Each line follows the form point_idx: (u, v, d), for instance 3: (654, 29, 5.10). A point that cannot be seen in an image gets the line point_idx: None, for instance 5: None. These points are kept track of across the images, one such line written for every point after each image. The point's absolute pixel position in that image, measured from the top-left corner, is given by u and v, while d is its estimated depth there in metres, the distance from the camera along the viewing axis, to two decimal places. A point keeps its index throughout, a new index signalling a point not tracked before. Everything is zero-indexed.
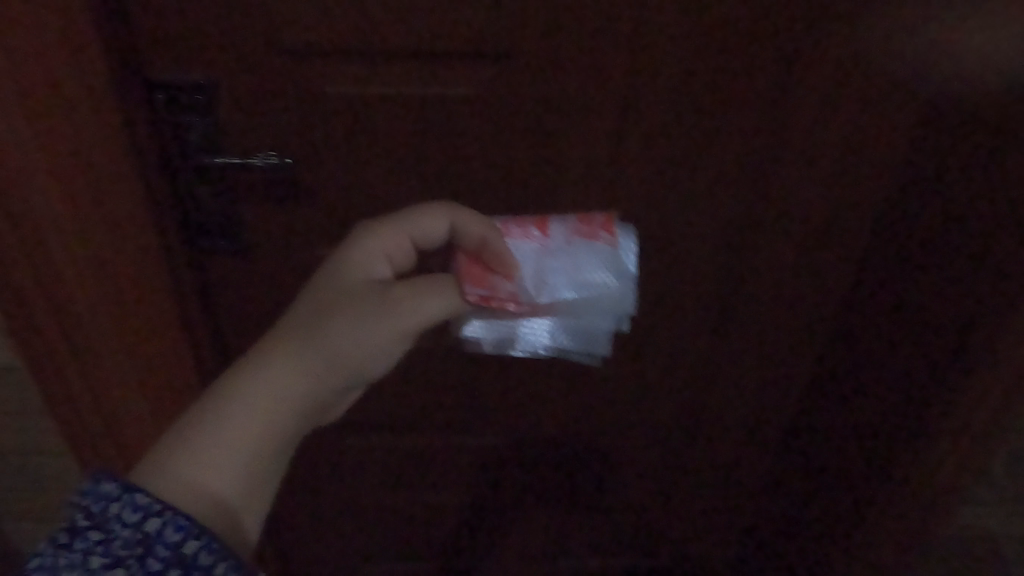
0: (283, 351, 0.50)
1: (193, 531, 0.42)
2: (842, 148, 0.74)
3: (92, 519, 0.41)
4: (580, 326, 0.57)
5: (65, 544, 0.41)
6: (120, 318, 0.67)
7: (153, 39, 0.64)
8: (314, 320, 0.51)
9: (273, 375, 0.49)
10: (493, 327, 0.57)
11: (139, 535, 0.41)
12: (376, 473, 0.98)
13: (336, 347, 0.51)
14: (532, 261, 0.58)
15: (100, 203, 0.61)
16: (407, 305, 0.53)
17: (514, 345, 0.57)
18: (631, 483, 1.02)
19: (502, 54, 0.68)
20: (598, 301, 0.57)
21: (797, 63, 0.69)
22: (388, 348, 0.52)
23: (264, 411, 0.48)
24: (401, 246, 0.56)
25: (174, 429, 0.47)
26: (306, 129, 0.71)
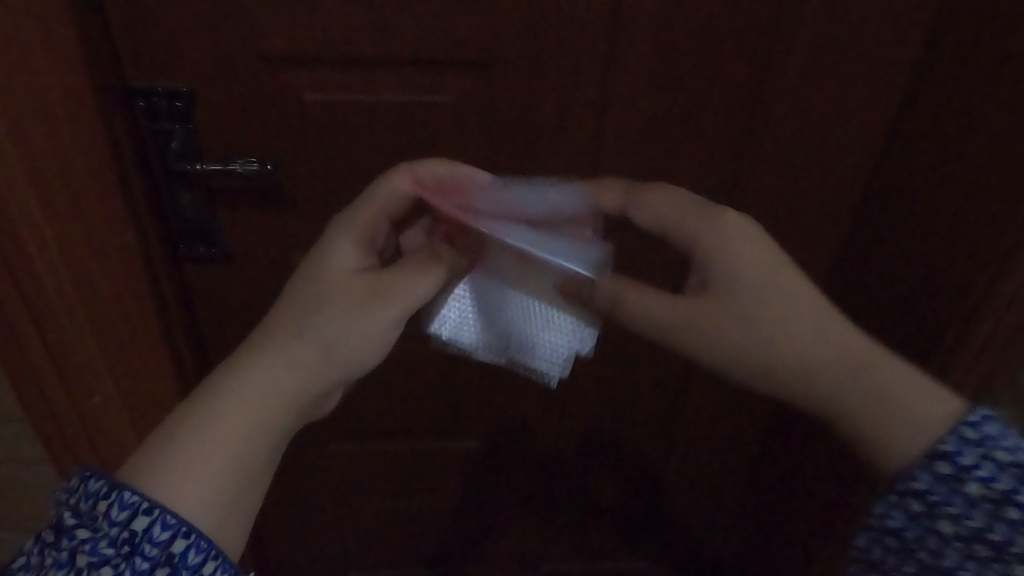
0: (267, 352, 0.50)
1: (182, 529, 0.42)
2: (808, 147, 0.77)
3: (79, 515, 0.42)
4: (542, 330, 0.58)
5: (51, 544, 0.42)
6: (105, 332, 0.66)
7: (135, 50, 0.65)
8: (295, 319, 0.51)
9: (267, 364, 0.49)
10: (457, 321, 0.58)
11: (126, 533, 0.41)
12: (354, 479, 0.98)
13: (329, 334, 0.51)
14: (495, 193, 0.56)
15: (81, 211, 0.61)
16: (393, 298, 0.53)
17: (490, 318, 0.58)
18: (606, 482, 1.04)
19: (478, 62, 0.69)
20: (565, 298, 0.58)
21: (760, 68, 0.72)
22: (380, 334, 0.52)
23: (249, 409, 0.48)
24: (377, 223, 0.57)
25: (168, 422, 0.47)
26: (289, 137, 0.71)
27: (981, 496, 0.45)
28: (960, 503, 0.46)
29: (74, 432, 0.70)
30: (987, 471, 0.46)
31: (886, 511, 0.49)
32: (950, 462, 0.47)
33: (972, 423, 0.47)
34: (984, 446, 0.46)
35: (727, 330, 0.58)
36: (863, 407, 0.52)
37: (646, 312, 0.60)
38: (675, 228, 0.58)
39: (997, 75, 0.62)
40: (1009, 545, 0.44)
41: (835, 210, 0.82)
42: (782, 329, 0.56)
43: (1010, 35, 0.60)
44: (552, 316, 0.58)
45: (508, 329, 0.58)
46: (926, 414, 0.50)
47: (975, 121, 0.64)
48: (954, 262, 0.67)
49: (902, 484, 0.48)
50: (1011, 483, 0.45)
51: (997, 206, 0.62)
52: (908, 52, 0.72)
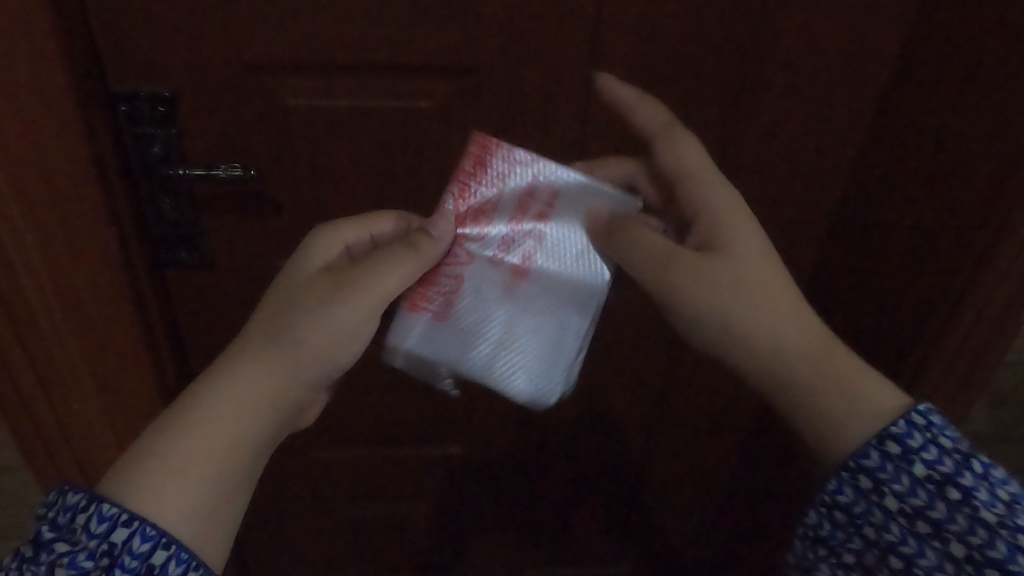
0: (236, 365, 0.50)
1: (162, 540, 0.42)
2: (784, 156, 0.78)
3: (59, 530, 0.42)
4: (522, 364, 0.55)
5: (30, 560, 0.42)
6: (86, 337, 0.66)
7: (117, 53, 0.64)
8: (268, 332, 0.51)
9: (245, 368, 0.50)
10: (434, 332, 0.54)
11: (105, 545, 0.42)
12: (338, 485, 0.98)
13: (302, 333, 0.51)
14: (498, 215, 0.55)
15: (64, 216, 0.60)
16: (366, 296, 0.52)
17: (469, 318, 0.55)
18: (589, 486, 1.04)
19: (460, 69, 0.70)
20: (557, 330, 0.56)
21: (739, 78, 0.73)
22: (351, 326, 0.51)
23: (217, 419, 0.47)
24: (360, 241, 0.57)
25: (147, 433, 0.47)
26: (271, 142, 0.71)
27: (925, 478, 0.47)
28: (905, 481, 0.47)
29: (53, 439, 0.70)
30: (931, 454, 0.47)
31: (838, 486, 0.50)
32: (898, 443, 0.48)
33: (918, 410, 0.49)
34: (930, 431, 0.48)
35: (708, 277, 0.56)
36: (839, 402, 0.52)
37: (626, 258, 0.57)
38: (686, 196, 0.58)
39: (969, 87, 0.63)
40: (948, 523, 0.46)
41: (816, 218, 0.83)
42: (775, 299, 0.56)
43: (983, 47, 0.62)
44: (537, 351, 0.56)
45: (485, 351, 0.55)
46: (877, 407, 0.51)
47: (947, 130, 0.66)
48: (927, 265, 0.68)
49: (854, 461, 0.49)
50: (953, 466, 0.47)
51: (974, 213, 0.63)
52: (885, 62, 0.73)
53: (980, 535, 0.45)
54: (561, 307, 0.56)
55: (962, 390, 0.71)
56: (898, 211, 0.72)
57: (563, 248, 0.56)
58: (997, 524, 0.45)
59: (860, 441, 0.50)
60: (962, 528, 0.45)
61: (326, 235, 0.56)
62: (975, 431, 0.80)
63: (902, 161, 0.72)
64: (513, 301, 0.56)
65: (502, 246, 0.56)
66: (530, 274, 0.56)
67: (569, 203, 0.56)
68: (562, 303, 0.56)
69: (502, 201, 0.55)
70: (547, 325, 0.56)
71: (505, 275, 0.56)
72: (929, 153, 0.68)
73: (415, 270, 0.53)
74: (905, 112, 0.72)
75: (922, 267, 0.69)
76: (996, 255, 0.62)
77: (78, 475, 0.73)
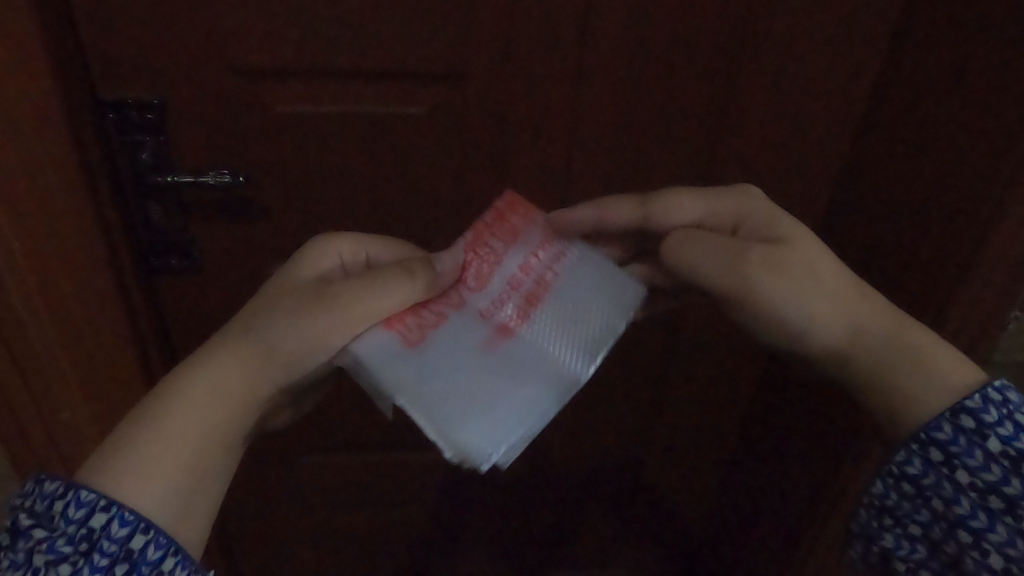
0: (210, 358, 0.50)
1: (141, 525, 0.42)
2: (771, 158, 0.79)
3: (36, 517, 0.42)
4: (459, 413, 0.47)
5: (8, 547, 0.42)
6: (74, 342, 0.66)
7: (106, 61, 0.65)
8: (246, 331, 0.51)
9: (217, 360, 0.50)
10: (394, 351, 0.49)
11: (83, 531, 0.41)
12: (332, 489, 0.98)
13: (276, 336, 0.50)
14: (505, 272, 0.54)
15: (52, 223, 0.61)
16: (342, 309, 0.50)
17: (431, 351, 0.50)
18: (582, 487, 1.05)
19: (450, 76, 0.70)
20: (519, 393, 0.49)
21: (725, 82, 0.74)
22: (322, 340, 0.49)
23: (189, 411, 0.48)
24: (354, 257, 0.56)
25: (128, 414, 0.48)
26: (262, 150, 0.71)
27: (1000, 452, 0.47)
28: (979, 455, 0.48)
29: (42, 445, 0.70)
30: (1007, 430, 0.47)
31: (907, 458, 0.51)
32: (972, 417, 0.48)
33: (995, 384, 0.49)
34: (1006, 407, 0.48)
35: (788, 277, 0.55)
36: (911, 373, 0.52)
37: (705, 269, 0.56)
38: (713, 215, 0.60)
39: (951, 90, 0.64)
40: (1023, 498, 0.46)
41: (806, 220, 0.84)
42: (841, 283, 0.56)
43: (966, 51, 0.62)
44: (480, 403, 0.48)
45: (430, 385, 0.48)
46: (952, 379, 0.51)
47: (930, 132, 0.66)
48: (913, 266, 0.69)
49: (925, 434, 0.50)
50: None
51: (955, 215, 0.64)
52: (871, 66, 0.73)
53: None
54: (530, 372, 0.50)
55: None
56: (884, 212, 0.73)
57: (559, 316, 0.52)
58: None
59: (932, 412, 0.50)
60: None
61: (322, 245, 0.56)
62: None
63: (888, 163, 0.72)
64: (486, 349, 0.51)
65: (497, 298, 0.53)
66: (515, 334, 0.52)
67: (574, 274, 0.54)
68: (535, 366, 0.50)
69: (512, 258, 0.54)
70: (504, 384, 0.49)
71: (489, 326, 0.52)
72: (913, 155, 0.68)
73: (404, 294, 0.51)
74: (891, 116, 0.72)
75: (908, 267, 0.69)
76: (981, 256, 0.63)
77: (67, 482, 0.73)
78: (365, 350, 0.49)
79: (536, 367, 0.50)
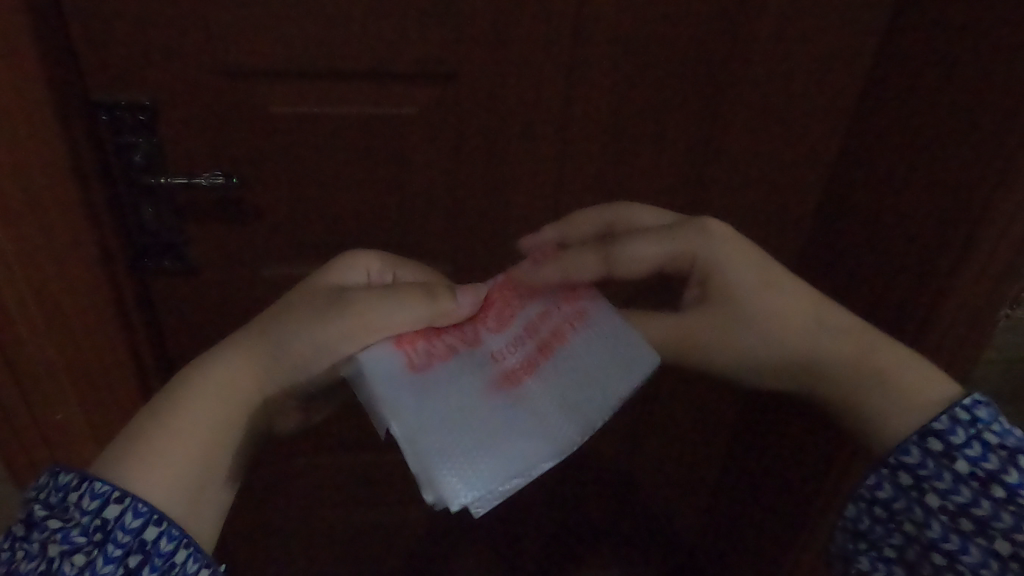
0: (223, 358, 0.50)
1: (153, 517, 0.42)
2: (761, 158, 0.79)
3: (51, 508, 0.42)
4: (451, 458, 0.46)
5: (22, 538, 0.41)
6: (67, 344, 0.65)
7: (98, 61, 0.64)
8: (260, 334, 0.51)
9: (229, 361, 0.50)
10: (400, 378, 0.49)
11: (97, 522, 0.41)
12: (325, 491, 0.98)
13: (286, 340, 0.50)
14: (525, 319, 0.53)
15: (43, 224, 0.60)
16: (352, 316, 0.49)
17: (431, 380, 0.49)
18: (576, 489, 1.05)
19: (441, 76, 0.70)
20: (512, 449, 0.47)
21: (715, 81, 0.74)
22: (330, 347, 0.49)
23: (198, 409, 0.48)
24: (379, 272, 0.56)
25: (140, 411, 0.48)
26: (253, 151, 0.71)
27: (969, 474, 0.47)
28: (948, 478, 0.47)
29: (34, 449, 0.69)
30: (975, 450, 0.47)
31: (877, 482, 0.50)
32: (940, 440, 0.48)
33: (961, 404, 0.48)
34: (974, 427, 0.47)
35: (724, 337, 0.58)
36: (877, 394, 0.52)
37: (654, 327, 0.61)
38: (669, 258, 0.56)
39: (938, 88, 0.64)
40: (994, 520, 0.45)
41: (796, 221, 0.84)
42: (816, 311, 0.56)
43: (953, 49, 0.63)
44: (475, 450, 0.47)
45: (429, 422, 0.47)
46: (920, 395, 0.51)
47: (917, 130, 0.67)
48: (902, 264, 0.69)
49: (894, 457, 0.49)
50: (998, 463, 0.46)
51: (943, 213, 0.64)
52: (860, 66, 0.74)
53: None
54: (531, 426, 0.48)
55: None
56: (873, 211, 0.73)
57: (568, 378, 0.51)
58: None
59: (902, 435, 0.50)
60: (1008, 526, 0.45)
61: (348, 259, 0.55)
62: None
63: (877, 162, 0.73)
64: (487, 391, 0.50)
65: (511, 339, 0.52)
66: (520, 384, 0.50)
67: (594, 330, 0.52)
68: (535, 422, 0.49)
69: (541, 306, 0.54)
70: (504, 433, 0.48)
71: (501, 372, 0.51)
72: (902, 153, 0.69)
73: (414, 308, 0.50)
74: (879, 115, 0.73)
75: (898, 265, 0.70)
76: (970, 253, 0.63)
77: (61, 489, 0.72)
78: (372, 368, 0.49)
79: (536, 424, 0.49)
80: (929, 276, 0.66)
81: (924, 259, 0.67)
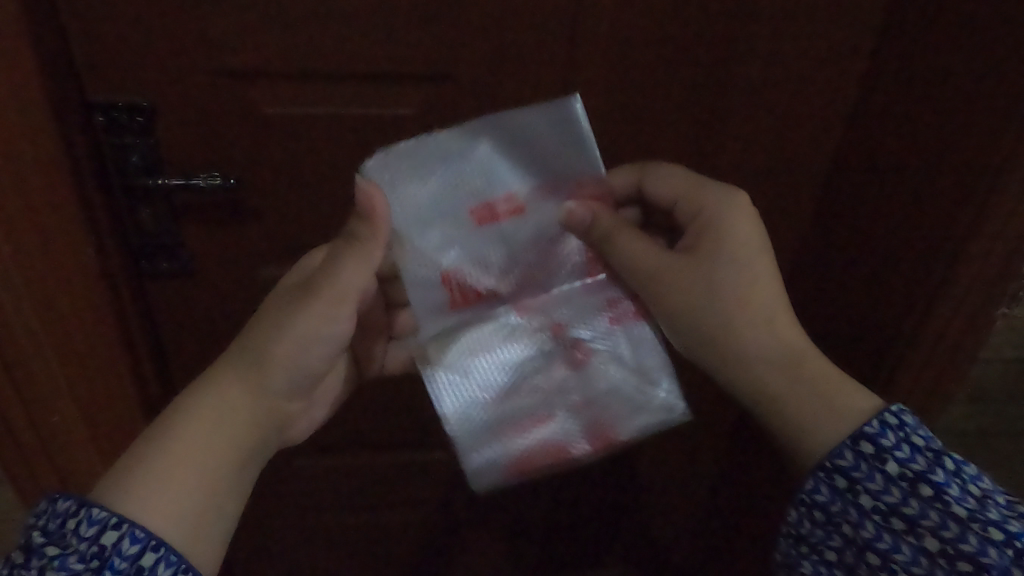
0: (210, 376, 0.52)
1: (151, 543, 0.42)
2: (759, 158, 0.79)
3: (49, 535, 0.42)
4: (495, 441, 0.58)
5: (20, 565, 0.41)
6: (66, 348, 0.65)
7: (94, 62, 0.64)
8: (242, 344, 0.53)
9: (221, 375, 0.51)
10: (416, 258, 0.54)
11: (95, 548, 0.41)
12: (326, 489, 0.98)
13: (269, 341, 0.52)
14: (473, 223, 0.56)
15: (40, 226, 0.60)
16: (321, 297, 0.52)
17: (486, 343, 0.59)
18: (576, 488, 1.05)
19: (438, 77, 0.70)
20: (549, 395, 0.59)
21: (713, 82, 0.74)
22: (314, 333, 0.52)
23: (195, 427, 0.49)
24: None
25: (137, 439, 0.49)
26: (251, 152, 0.71)
27: (899, 475, 0.47)
28: (879, 480, 0.47)
29: (33, 454, 0.69)
30: (904, 453, 0.48)
31: (815, 486, 0.50)
32: (871, 443, 0.48)
33: (891, 409, 0.49)
34: (902, 431, 0.48)
35: (701, 287, 0.57)
36: (808, 406, 0.54)
37: (633, 256, 0.57)
38: (684, 200, 0.59)
39: (934, 90, 0.64)
40: (921, 518, 0.46)
41: (793, 220, 0.85)
42: (775, 305, 0.57)
43: (948, 51, 0.63)
44: (513, 442, 0.58)
45: (478, 399, 0.58)
46: (849, 408, 0.52)
47: (914, 131, 0.67)
48: (901, 265, 0.69)
49: (829, 461, 0.50)
50: (925, 464, 0.47)
51: (940, 216, 0.64)
52: (857, 66, 0.74)
53: (952, 529, 0.45)
54: (561, 372, 0.59)
55: (938, 388, 0.72)
56: (870, 211, 0.73)
57: (577, 314, 0.60)
58: (970, 518, 0.44)
59: (835, 441, 0.51)
60: (934, 523, 0.45)
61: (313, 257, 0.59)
62: (951, 424, 0.82)
63: (874, 163, 0.73)
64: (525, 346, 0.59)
65: (581, 352, 0.59)
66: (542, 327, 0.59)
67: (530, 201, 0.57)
68: (563, 370, 0.59)
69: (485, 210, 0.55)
70: (535, 424, 0.58)
71: (485, 202, 0.55)
72: (899, 155, 0.69)
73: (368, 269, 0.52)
74: (876, 115, 0.73)
75: (895, 266, 0.70)
76: (967, 255, 0.63)
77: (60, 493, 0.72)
78: (384, 177, 0.52)
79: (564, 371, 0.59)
80: (925, 278, 0.67)
81: (922, 260, 0.67)
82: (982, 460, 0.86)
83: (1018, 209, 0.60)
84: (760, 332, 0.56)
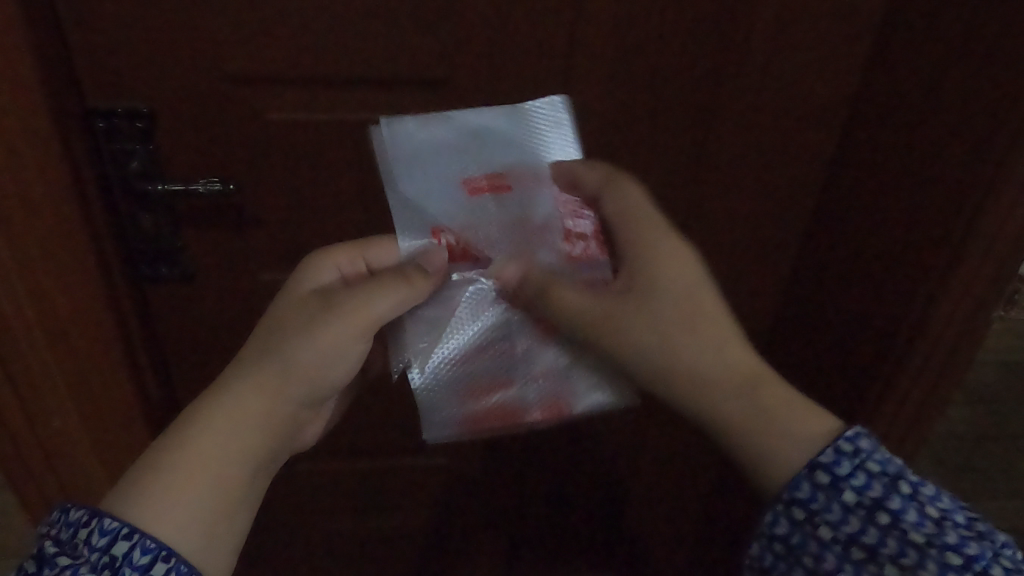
0: (226, 388, 0.50)
1: (161, 553, 0.43)
2: (757, 162, 0.80)
3: (62, 545, 0.42)
4: (457, 402, 0.57)
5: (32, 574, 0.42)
6: (66, 352, 0.65)
7: (95, 68, 0.64)
8: (259, 357, 0.51)
9: (238, 390, 0.50)
10: (416, 208, 0.55)
11: (106, 559, 0.42)
12: (328, 491, 0.99)
13: (290, 357, 0.51)
14: (464, 185, 0.55)
15: (40, 230, 0.60)
16: (348, 315, 0.51)
17: (459, 306, 0.57)
18: (579, 493, 1.04)
19: (437, 82, 0.70)
20: (514, 362, 0.58)
21: (710, 86, 0.74)
22: (341, 349, 0.52)
23: (210, 445, 0.48)
24: (355, 264, 0.56)
25: (147, 451, 0.48)
26: (250, 158, 0.71)
27: (856, 503, 0.47)
28: (837, 510, 0.48)
29: (33, 458, 0.69)
30: (861, 480, 0.48)
31: (774, 518, 0.50)
32: (826, 472, 0.49)
33: (845, 436, 0.49)
34: (857, 457, 0.48)
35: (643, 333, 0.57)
36: (764, 433, 0.53)
37: (569, 306, 0.56)
38: (626, 232, 0.58)
39: (927, 95, 0.65)
40: (880, 547, 0.46)
41: (791, 224, 0.85)
42: (714, 331, 0.57)
43: (943, 56, 0.63)
44: (472, 402, 0.57)
45: (444, 363, 0.57)
46: (808, 432, 0.52)
47: (909, 134, 0.67)
48: (896, 267, 0.69)
49: (787, 493, 0.50)
50: (882, 490, 0.47)
51: (936, 219, 0.65)
52: (853, 71, 0.74)
53: (911, 556, 0.45)
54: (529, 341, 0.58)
55: (936, 390, 0.72)
56: (867, 214, 0.73)
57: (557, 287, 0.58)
58: (927, 545, 0.45)
59: (793, 466, 0.51)
60: (893, 551, 0.45)
61: (319, 260, 0.55)
62: (949, 426, 0.82)
63: (871, 167, 0.73)
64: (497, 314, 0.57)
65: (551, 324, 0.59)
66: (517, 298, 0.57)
67: (521, 168, 0.56)
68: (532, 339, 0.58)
69: (476, 175, 0.56)
70: (498, 389, 0.57)
71: (491, 171, 0.56)
72: (895, 158, 0.69)
73: (407, 299, 0.53)
74: (872, 119, 0.73)
75: (891, 270, 0.70)
76: (962, 258, 0.64)
77: (61, 494, 0.72)
78: (389, 131, 0.54)
79: (531, 341, 0.58)
80: (922, 282, 0.67)
81: (919, 261, 0.67)
82: (981, 462, 0.86)
83: (1016, 207, 0.60)
84: (706, 371, 0.56)
